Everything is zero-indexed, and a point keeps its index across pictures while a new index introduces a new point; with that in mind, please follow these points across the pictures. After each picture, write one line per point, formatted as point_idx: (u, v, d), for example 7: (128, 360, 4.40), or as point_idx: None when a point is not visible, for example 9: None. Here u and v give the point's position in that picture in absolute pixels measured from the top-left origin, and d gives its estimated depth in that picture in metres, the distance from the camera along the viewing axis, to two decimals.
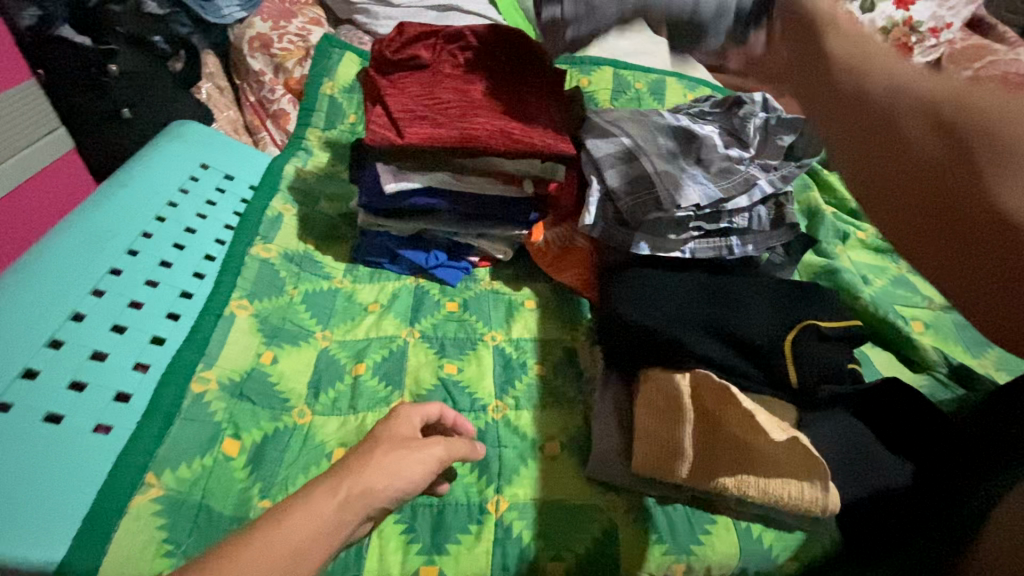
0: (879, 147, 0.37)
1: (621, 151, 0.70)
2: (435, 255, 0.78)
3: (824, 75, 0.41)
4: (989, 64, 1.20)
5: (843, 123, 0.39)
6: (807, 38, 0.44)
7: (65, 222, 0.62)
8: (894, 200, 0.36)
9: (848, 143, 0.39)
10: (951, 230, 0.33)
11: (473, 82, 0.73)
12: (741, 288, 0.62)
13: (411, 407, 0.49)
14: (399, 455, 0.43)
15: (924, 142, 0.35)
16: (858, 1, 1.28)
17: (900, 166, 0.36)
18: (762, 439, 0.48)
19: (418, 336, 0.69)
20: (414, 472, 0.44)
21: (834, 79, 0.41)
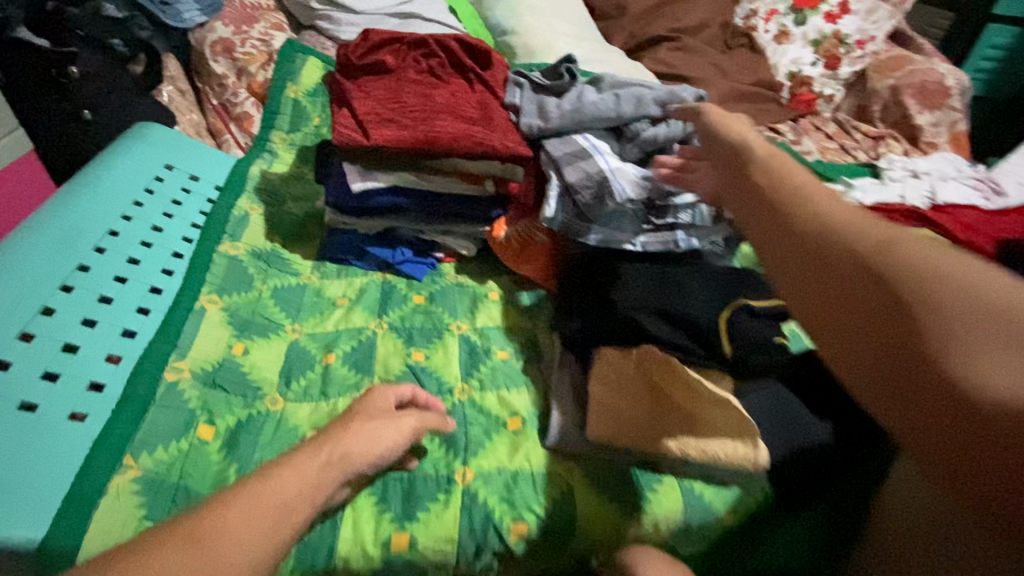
0: (824, 309, 0.35)
1: (576, 150, 0.74)
2: (402, 251, 0.81)
3: (776, 210, 0.39)
4: (908, 74, 1.32)
5: (801, 263, 0.37)
6: (736, 172, 0.46)
7: (31, 220, 0.63)
8: (853, 360, 0.33)
9: (822, 326, 0.35)
10: (959, 438, 0.29)
11: (435, 86, 0.77)
12: (683, 276, 0.69)
13: (386, 387, 0.55)
14: (375, 424, 0.50)
15: (895, 327, 0.31)
16: (791, 15, 1.38)
17: (894, 363, 0.31)
18: (699, 403, 0.56)
19: (386, 327, 0.73)
20: (387, 441, 0.50)
21: (780, 214, 0.39)
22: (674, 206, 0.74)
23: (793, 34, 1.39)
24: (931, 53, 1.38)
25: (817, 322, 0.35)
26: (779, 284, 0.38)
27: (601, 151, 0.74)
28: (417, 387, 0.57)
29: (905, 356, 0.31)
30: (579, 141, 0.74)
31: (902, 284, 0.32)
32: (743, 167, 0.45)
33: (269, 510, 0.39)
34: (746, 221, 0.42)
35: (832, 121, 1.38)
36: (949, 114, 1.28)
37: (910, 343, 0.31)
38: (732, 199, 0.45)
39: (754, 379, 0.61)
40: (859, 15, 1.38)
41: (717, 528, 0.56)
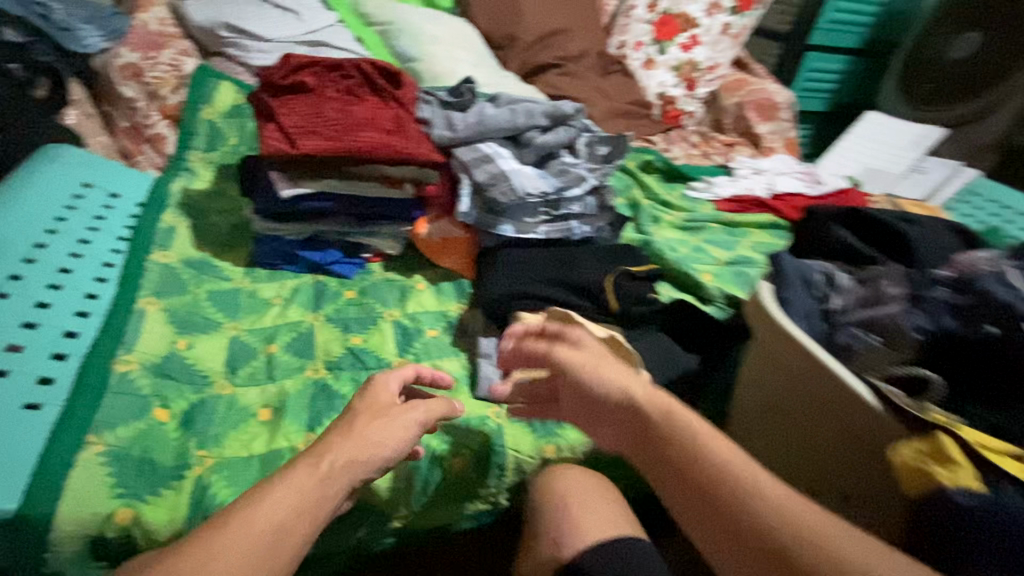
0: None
1: (481, 155, 0.86)
2: (331, 253, 0.88)
3: (666, 451, 0.44)
4: (748, 93, 1.61)
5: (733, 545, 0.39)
6: (645, 430, 0.46)
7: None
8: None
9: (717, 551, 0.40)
10: None
11: (353, 102, 0.87)
12: (578, 254, 0.86)
13: (387, 376, 0.59)
14: (375, 427, 0.53)
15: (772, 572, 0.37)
16: (654, 47, 1.63)
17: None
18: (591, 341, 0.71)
19: (323, 319, 0.79)
20: (392, 439, 0.53)
21: (707, 491, 0.41)
22: (567, 200, 0.90)
23: (657, 61, 1.64)
24: (764, 76, 1.69)
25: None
26: (716, 563, 0.40)
27: (502, 156, 0.88)
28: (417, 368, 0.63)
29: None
30: (483, 149, 0.87)
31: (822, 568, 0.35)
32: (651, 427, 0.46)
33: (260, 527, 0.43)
34: (650, 466, 0.45)
35: (695, 132, 1.64)
36: (782, 124, 1.59)
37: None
38: (646, 460, 0.46)
39: (638, 329, 0.77)
40: (708, 45, 1.65)
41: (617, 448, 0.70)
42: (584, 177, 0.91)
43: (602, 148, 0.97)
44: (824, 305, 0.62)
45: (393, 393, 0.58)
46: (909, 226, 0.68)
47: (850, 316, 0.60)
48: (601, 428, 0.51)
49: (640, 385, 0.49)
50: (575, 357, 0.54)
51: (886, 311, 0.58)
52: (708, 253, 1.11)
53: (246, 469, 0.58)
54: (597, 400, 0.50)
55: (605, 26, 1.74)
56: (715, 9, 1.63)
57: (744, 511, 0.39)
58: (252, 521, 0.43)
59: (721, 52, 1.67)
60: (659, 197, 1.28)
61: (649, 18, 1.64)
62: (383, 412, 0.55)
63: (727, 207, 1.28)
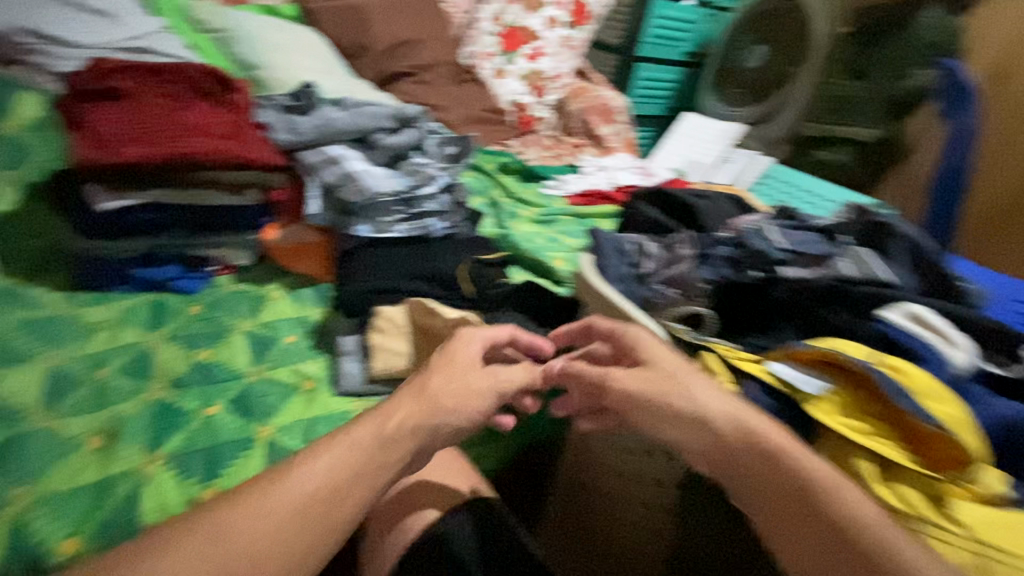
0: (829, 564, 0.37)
1: (328, 158, 0.88)
2: (169, 270, 0.83)
3: (770, 457, 0.42)
4: (590, 98, 1.78)
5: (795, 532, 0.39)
6: (748, 445, 0.43)
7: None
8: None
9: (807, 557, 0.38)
10: None
11: (183, 108, 0.83)
12: (435, 248, 0.90)
13: (472, 332, 0.55)
14: (441, 381, 0.49)
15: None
16: (501, 59, 1.75)
17: None
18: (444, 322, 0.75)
19: (165, 338, 0.74)
20: (463, 407, 0.48)
21: (798, 486, 0.40)
22: (420, 198, 0.93)
23: (507, 71, 1.75)
24: (603, 84, 1.89)
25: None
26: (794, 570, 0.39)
27: (350, 157, 0.90)
28: (512, 331, 0.58)
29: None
30: (329, 151, 0.89)
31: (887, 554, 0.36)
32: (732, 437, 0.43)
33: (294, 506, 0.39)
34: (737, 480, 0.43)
35: (549, 136, 1.77)
36: (620, 126, 1.77)
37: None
38: (741, 479, 0.42)
39: (495, 311, 0.82)
40: (552, 56, 1.80)
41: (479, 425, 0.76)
42: (433, 176, 0.96)
43: (446, 149, 1.03)
44: (639, 270, 0.72)
45: (473, 354, 0.53)
46: (700, 200, 0.82)
47: (656, 275, 0.71)
48: (696, 450, 0.44)
49: (719, 400, 0.45)
50: (645, 372, 0.48)
51: (680, 268, 0.70)
52: (561, 245, 1.20)
53: (73, 502, 0.54)
54: (675, 428, 0.45)
55: (456, 38, 1.82)
56: (554, 23, 1.78)
57: (804, 497, 0.40)
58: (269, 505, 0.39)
59: (564, 63, 1.82)
60: (517, 195, 1.37)
61: (495, 31, 1.75)
62: (462, 376, 0.50)
63: (579, 201, 1.41)
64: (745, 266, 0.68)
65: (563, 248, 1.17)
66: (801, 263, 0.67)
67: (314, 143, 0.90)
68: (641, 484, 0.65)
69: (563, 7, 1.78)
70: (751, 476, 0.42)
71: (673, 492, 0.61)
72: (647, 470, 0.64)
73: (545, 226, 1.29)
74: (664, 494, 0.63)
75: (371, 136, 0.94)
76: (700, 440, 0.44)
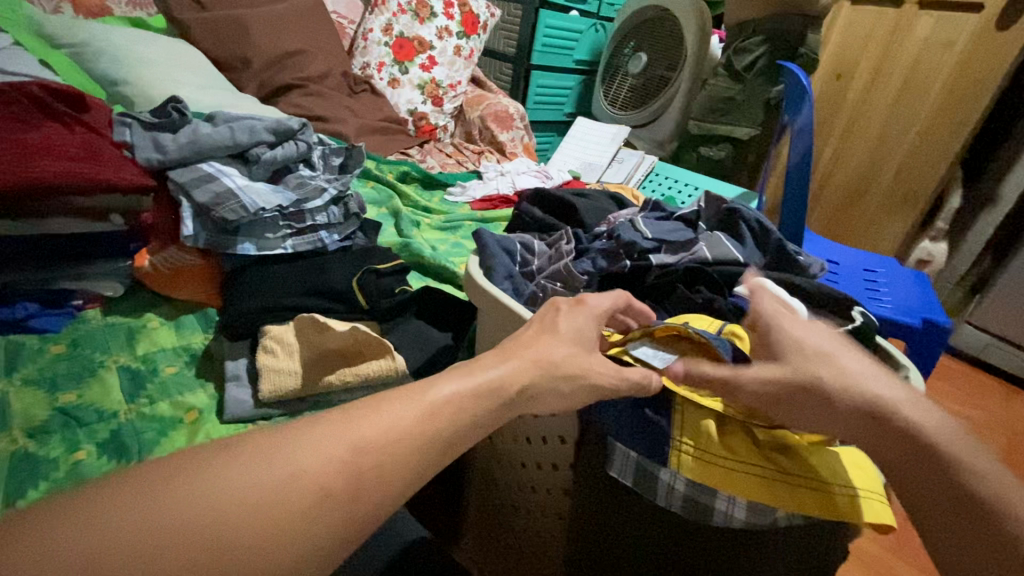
0: (946, 512, 0.38)
1: (201, 175, 0.84)
2: (25, 306, 0.74)
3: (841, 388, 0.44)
4: (487, 106, 1.82)
5: (914, 478, 0.40)
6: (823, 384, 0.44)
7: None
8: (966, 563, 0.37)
9: (892, 470, 0.41)
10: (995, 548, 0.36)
11: (24, 130, 0.76)
12: (328, 261, 0.88)
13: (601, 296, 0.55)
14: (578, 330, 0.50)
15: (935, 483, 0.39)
16: (394, 69, 1.75)
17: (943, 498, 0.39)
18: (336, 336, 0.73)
19: (19, 383, 0.67)
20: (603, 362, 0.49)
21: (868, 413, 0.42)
22: (310, 210, 0.91)
23: (401, 81, 1.76)
24: (499, 92, 1.94)
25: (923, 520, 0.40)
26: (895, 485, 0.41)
27: (228, 174, 0.86)
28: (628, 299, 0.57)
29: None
30: (203, 168, 0.85)
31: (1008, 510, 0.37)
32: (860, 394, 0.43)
33: (312, 480, 0.31)
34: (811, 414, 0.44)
35: (450, 143, 1.79)
36: (518, 133, 1.82)
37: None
38: (822, 412, 0.44)
39: (394, 320, 0.83)
40: (446, 65, 1.82)
41: None
42: (323, 187, 0.94)
43: (332, 159, 1.03)
44: (525, 268, 0.76)
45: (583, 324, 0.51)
46: (578, 198, 0.89)
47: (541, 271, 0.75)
48: (774, 392, 0.46)
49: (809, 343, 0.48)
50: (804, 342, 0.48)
51: (561, 263, 0.75)
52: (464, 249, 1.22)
53: None
54: (762, 371, 0.46)
55: (347, 49, 1.79)
56: (446, 33, 1.80)
57: (939, 460, 0.39)
58: (280, 465, 0.31)
59: (459, 72, 1.84)
60: (419, 203, 1.37)
61: (386, 41, 1.74)
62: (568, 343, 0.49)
63: (481, 206, 1.44)
64: (620, 255, 0.73)
65: (464, 252, 1.20)
66: (670, 252, 0.73)
67: (185, 161, 0.85)
68: (540, 472, 0.68)
69: (453, 17, 1.81)
70: (823, 408, 0.44)
71: (566, 473, 0.64)
72: (541, 458, 0.67)
73: (447, 232, 1.30)
74: (559, 477, 0.65)
75: (248, 150, 0.91)
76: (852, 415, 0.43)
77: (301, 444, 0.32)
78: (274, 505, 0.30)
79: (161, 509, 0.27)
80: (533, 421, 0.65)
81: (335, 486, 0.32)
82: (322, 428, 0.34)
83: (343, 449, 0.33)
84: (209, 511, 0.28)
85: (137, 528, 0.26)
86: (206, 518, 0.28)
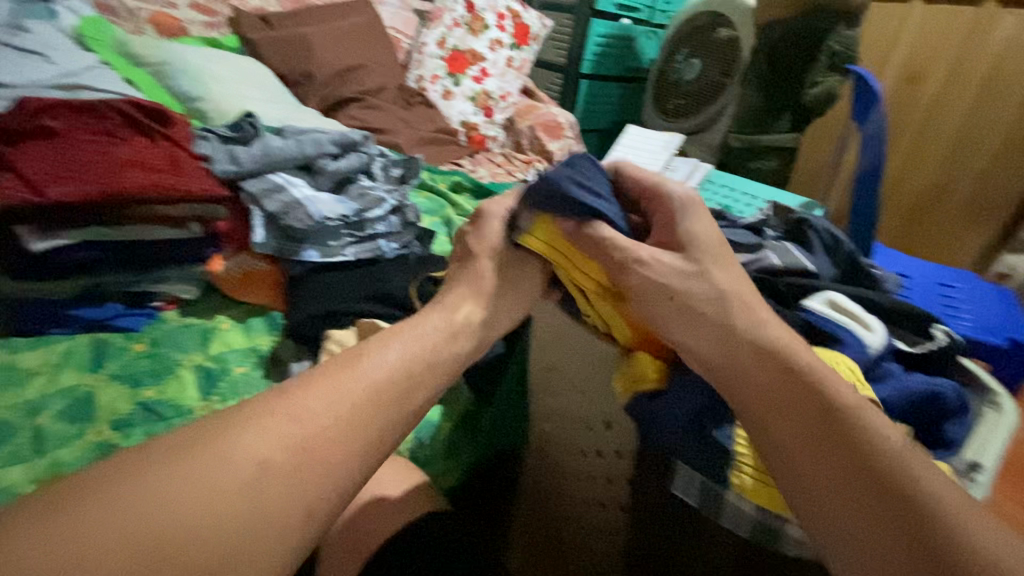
0: (819, 441, 0.36)
1: (272, 186, 0.89)
2: (112, 307, 0.81)
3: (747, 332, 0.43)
4: (537, 116, 1.83)
5: (810, 444, 0.36)
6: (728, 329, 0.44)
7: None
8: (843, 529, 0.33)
9: (782, 410, 0.38)
10: (868, 489, 0.33)
11: (115, 144, 0.82)
12: (387, 269, 0.91)
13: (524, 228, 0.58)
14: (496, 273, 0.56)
15: (820, 421, 0.37)
16: (447, 81, 1.79)
17: (829, 437, 0.36)
18: None
19: (107, 378, 0.72)
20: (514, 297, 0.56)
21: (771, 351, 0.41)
22: (369, 220, 0.94)
23: (454, 93, 1.79)
24: (548, 102, 1.95)
25: (810, 492, 0.35)
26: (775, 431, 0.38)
27: (295, 185, 0.91)
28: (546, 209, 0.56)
29: (911, 546, 0.30)
30: (273, 180, 0.90)
31: (909, 476, 0.33)
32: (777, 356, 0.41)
33: (303, 448, 0.32)
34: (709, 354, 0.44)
35: (499, 153, 1.80)
36: (567, 142, 1.82)
37: (919, 521, 0.31)
38: (719, 355, 0.43)
39: None
40: (497, 77, 1.84)
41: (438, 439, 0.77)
42: (381, 198, 0.97)
43: (391, 171, 1.05)
44: None
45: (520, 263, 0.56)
46: None
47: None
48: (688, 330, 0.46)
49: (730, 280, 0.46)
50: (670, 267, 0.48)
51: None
52: None
53: None
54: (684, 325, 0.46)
55: (402, 63, 1.85)
56: (498, 45, 1.83)
57: (847, 424, 0.36)
58: (287, 432, 0.32)
59: (509, 83, 1.87)
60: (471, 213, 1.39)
61: (440, 54, 1.79)
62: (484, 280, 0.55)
63: None
64: None
65: None
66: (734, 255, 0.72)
67: (257, 173, 0.90)
68: (594, 485, 0.67)
69: (506, 29, 1.84)
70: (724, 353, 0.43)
71: (621, 488, 0.62)
72: (595, 470, 0.66)
73: None
74: (614, 492, 0.64)
75: (313, 162, 0.95)
76: (765, 374, 0.40)
77: (269, 423, 0.32)
78: (286, 464, 0.31)
79: (155, 513, 0.27)
80: (589, 431, 0.66)
81: (321, 458, 0.32)
82: (288, 406, 0.34)
83: (320, 421, 0.34)
84: (206, 519, 0.28)
85: (171, 510, 0.27)
86: (224, 497, 0.29)
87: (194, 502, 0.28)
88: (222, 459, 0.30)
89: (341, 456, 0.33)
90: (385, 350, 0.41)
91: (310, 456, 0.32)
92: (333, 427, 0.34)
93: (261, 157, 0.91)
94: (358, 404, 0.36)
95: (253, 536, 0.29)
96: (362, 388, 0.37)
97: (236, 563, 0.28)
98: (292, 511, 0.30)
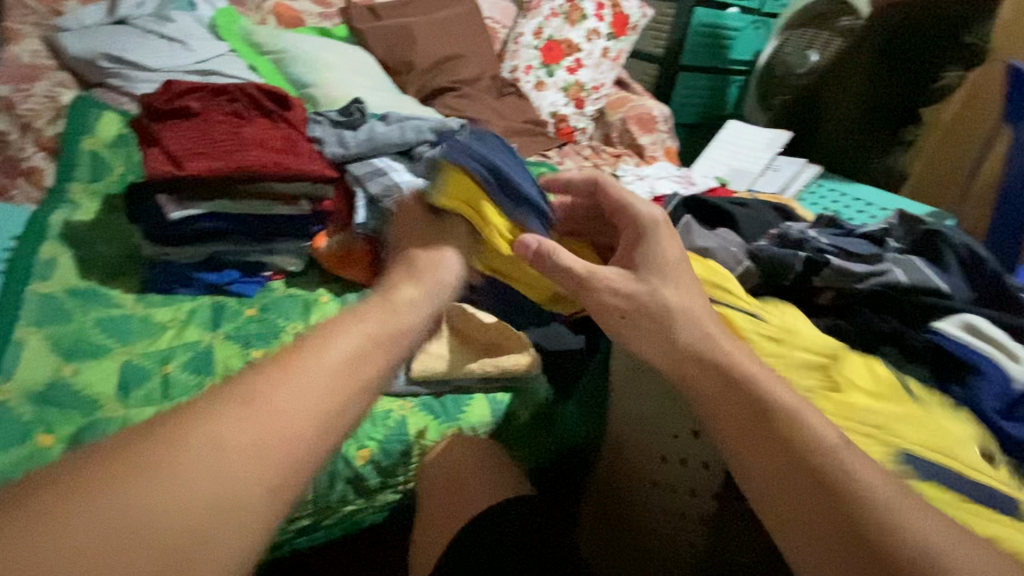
0: (769, 449, 0.39)
1: (375, 169, 0.92)
2: (229, 274, 0.88)
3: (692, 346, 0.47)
4: (629, 108, 1.78)
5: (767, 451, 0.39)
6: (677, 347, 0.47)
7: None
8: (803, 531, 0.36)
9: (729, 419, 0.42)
10: (816, 499, 0.36)
11: (242, 124, 0.90)
12: None
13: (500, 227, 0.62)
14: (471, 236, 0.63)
15: (765, 431, 0.40)
16: (543, 71, 1.77)
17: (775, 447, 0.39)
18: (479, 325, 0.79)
19: (223, 337, 0.79)
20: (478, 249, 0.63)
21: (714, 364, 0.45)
22: None
23: (547, 83, 1.77)
24: (642, 94, 1.88)
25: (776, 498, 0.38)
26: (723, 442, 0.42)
27: (395, 169, 0.93)
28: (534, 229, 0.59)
29: (863, 560, 0.33)
30: (376, 163, 0.93)
31: (844, 481, 0.36)
32: (720, 364, 0.44)
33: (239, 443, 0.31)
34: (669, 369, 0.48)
35: (587, 146, 1.77)
36: (660, 136, 1.75)
37: (860, 531, 0.34)
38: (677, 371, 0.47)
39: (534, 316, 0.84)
40: (592, 67, 1.81)
41: (513, 425, 0.78)
42: None
43: None
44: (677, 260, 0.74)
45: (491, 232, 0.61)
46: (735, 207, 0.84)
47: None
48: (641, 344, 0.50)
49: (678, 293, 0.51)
50: (614, 285, 0.53)
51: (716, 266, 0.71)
52: None
53: None
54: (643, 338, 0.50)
55: (498, 52, 1.85)
56: (595, 35, 1.80)
57: (784, 428, 0.40)
58: (252, 429, 0.32)
59: (604, 74, 1.82)
60: None
61: (536, 44, 1.78)
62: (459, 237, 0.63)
63: None
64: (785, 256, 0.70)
65: None
66: (850, 263, 0.66)
67: (361, 156, 0.94)
68: (673, 492, 0.65)
69: (604, 19, 1.80)
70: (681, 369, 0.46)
71: (708, 500, 0.60)
72: (676, 478, 0.64)
73: None
74: (696, 503, 0.62)
75: (413, 148, 0.98)
76: (712, 381, 0.44)
77: (223, 419, 0.31)
78: (249, 467, 0.30)
79: (97, 533, 0.25)
80: (672, 440, 0.64)
81: (266, 451, 0.31)
82: (236, 404, 0.32)
83: (278, 421, 0.32)
84: (178, 509, 0.27)
85: (110, 531, 0.26)
86: (175, 515, 0.27)
87: (146, 503, 0.27)
88: (195, 441, 0.30)
89: (296, 442, 0.33)
90: (332, 334, 0.39)
91: (274, 450, 0.32)
92: (288, 420, 0.33)
93: (366, 142, 0.95)
94: (321, 399, 0.35)
95: (218, 520, 0.28)
96: (333, 373, 0.36)
97: (199, 544, 0.27)
98: (250, 490, 0.30)
